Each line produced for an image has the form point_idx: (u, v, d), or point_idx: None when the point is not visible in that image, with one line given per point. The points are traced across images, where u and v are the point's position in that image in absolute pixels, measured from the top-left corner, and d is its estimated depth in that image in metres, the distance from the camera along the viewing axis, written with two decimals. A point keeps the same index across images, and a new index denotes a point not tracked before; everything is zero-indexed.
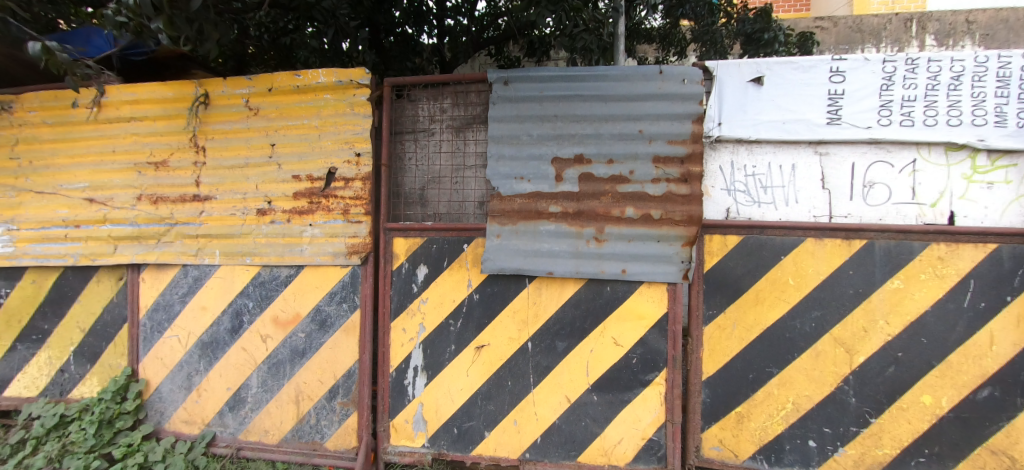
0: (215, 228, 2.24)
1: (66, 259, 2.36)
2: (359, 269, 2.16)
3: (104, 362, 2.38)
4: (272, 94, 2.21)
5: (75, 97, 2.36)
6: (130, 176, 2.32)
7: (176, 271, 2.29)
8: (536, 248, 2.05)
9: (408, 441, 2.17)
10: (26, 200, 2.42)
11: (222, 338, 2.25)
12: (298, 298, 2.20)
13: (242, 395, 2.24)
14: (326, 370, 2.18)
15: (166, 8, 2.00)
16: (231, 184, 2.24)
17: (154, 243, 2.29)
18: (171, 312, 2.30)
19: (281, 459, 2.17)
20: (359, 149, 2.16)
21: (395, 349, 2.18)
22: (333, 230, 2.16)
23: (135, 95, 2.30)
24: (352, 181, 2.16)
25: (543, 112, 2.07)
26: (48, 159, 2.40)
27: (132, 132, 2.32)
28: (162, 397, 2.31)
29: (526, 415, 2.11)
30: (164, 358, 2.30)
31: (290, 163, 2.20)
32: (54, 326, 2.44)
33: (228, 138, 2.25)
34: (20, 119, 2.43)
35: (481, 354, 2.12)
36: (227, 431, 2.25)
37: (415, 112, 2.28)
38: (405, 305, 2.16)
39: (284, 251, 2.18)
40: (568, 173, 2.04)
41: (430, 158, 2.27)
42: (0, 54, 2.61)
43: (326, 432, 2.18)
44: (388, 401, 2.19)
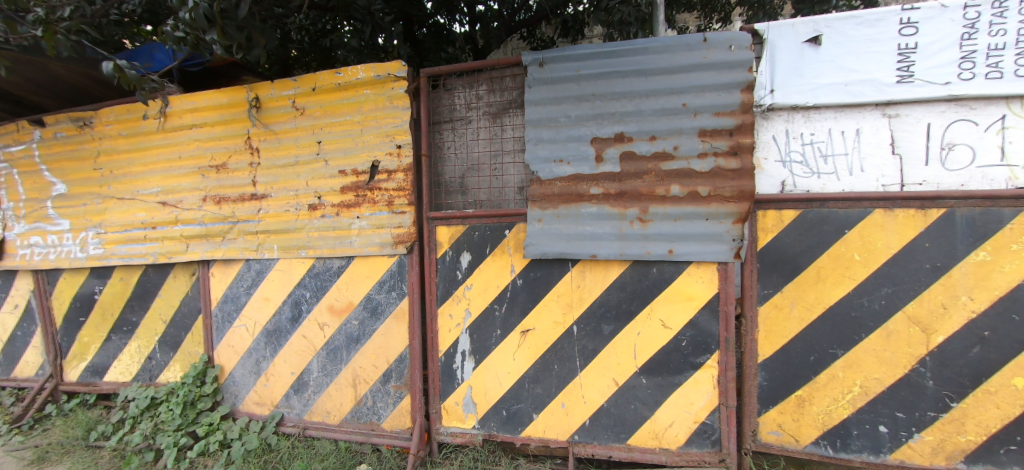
0: (272, 224, 2.38)
1: (147, 257, 2.60)
2: (405, 258, 2.23)
3: (184, 350, 2.61)
4: (316, 93, 2.29)
5: (144, 109, 2.56)
6: (196, 179, 2.51)
7: (240, 265, 2.46)
8: (579, 231, 2.02)
9: (459, 423, 2.24)
10: (110, 206, 2.68)
11: (284, 326, 2.41)
12: (350, 288, 2.31)
13: (305, 379, 2.39)
14: (379, 355, 2.28)
15: (218, 20, 2.12)
16: (284, 182, 2.36)
17: (220, 240, 2.46)
18: (238, 303, 2.48)
19: (343, 438, 2.31)
20: (400, 141, 2.21)
21: (443, 335, 2.24)
22: (380, 221, 2.24)
23: (194, 104, 2.46)
24: (394, 173, 2.22)
25: (581, 91, 2.02)
26: (126, 168, 2.64)
27: (194, 138, 2.50)
28: (235, 381, 2.52)
29: (575, 399, 2.11)
30: (235, 346, 2.50)
31: (336, 158, 2.29)
32: (140, 318, 2.70)
33: (279, 138, 2.37)
34: (100, 133, 2.67)
35: (527, 338, 2.14)
36: (294, 412, 2.42)
37: (451, 101, 2.30)
38: (451, 292, 2.21)
39: (335, 244, 2.29)
40: (609, 152, 1.99)
41: (469, 145, 2.29)
42: (80, 74, 2.88)
43: (382, 414, 2.29)
44: (438, 384, 2.26)
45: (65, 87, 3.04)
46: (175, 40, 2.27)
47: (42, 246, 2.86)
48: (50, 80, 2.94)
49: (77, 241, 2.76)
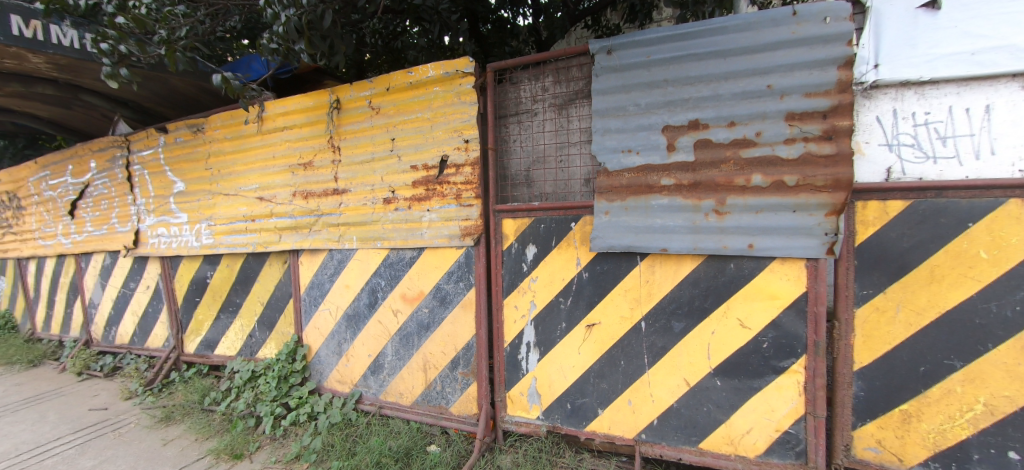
0: (352, 217, 2.56)
1: (248, 246, 2.92)
2: (473, 250, 2.29)
3: (278, 330, 2.91)
4: (390, 93, 2.43)
5: (245, 114, 2.87)
6: (287, 176, 2.76)
7: (324, 254, 2.68)
8: (648, 224, 1.95)
9: (524, 412, 2.27)
10: (219, 201, 3.04)
11: (362, 311, 2.59)
12: (421, 278, 2.42)
13: (380, 361, 2.56)
14: (447, 343, 2.38)
15: (306, 31, 2.31)
16: (362, 178, 2.53)
17: (308, 232, 2.70)
18: (323, 290, 2.71)
19: (414, 419, 2.45)
20: (467, 136, 2.26)
21: (509, 325, 2.28)
22: (449, 214, 2.32)
23: (286, 108, 2.71)
24: (462, 167, 2.28)
25: (652, 78, 1.93)
26: (230, 167, 2.97)
27: (285, 139, 2.75)
28: (320, 360, 2.76)
29: (642, 396, 2.05)
30: (321, 328, 2.73)
31: (408, 154, 2.40)
32: (243, 300, 3.05)
33: (358, 136, 2.53)
34: (210, 137, 3.04)
35: (593, 332, 2.11)
36: (371, 391, 2.60)
37: (517, 94, 2.32)
38: (516, 283, 2.24)
39: (407, 235, 2.41)
40: (682, 141, 1.90)
41: (535, 138, 2.30)
42: (194, 86, 3.29)
43: (450, 398, 2.39)
44: (504, 373, 2.31)
45: (181, 97, 3.49)
46: (270, 51, 2.50)
47: (167, 236, 3.32)
48: (171, 92, 3.39)
49: (193, 232, 3.17)
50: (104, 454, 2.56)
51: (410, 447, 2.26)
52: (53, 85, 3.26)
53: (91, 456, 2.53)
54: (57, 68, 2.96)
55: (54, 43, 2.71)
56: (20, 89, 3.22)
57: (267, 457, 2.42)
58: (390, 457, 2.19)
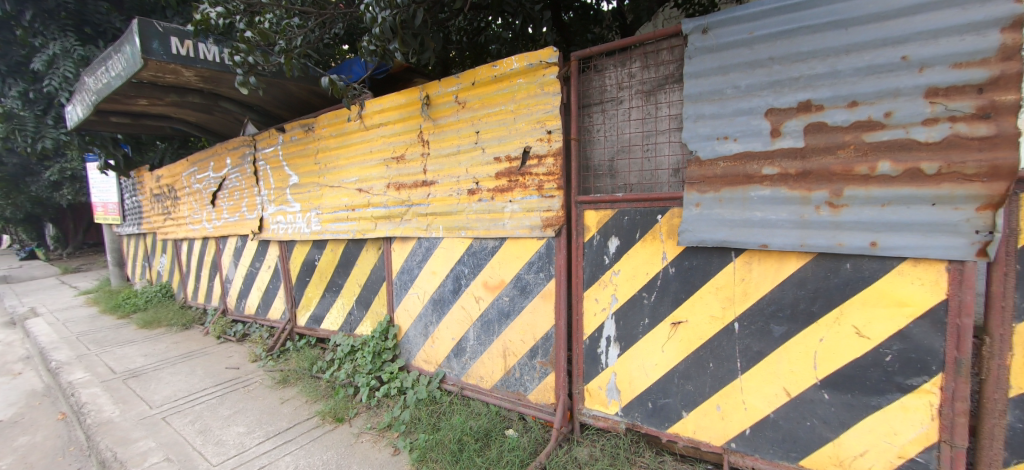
0: (439, 207, 2.70)
1: (349, 233, 3.23)
2: (553, 241, 2.29)
3: (373, 310, 3.19)
4: (475, 87, 2.50)
5: (347, 113, 3.16)
6: (382, 169, 2.99)
7: (414, 242, 2.87)
8: (746, 218, 1.80)
9: (603, 407, 2.24)
10: (325, 192, 3.40)
11: (447, 297, 2.73)
12: (502, 266, 2.48)
13: (463, 345, 2.69)
14: (527, 331, 2.42)
15: (400, 31, 2.47)
16: (449, 170, 2.65)
17: (400, 221, 2.90)
18: (412, 275, 2.91)
19: (493, 402, 2.54)
20: (550, 127, 2.26)
21: (589, 318, 2.25)
22: (531, 205, 2.34)
23: (382, 106, 2.93)
24: (544, 158, 2.29)
25: (755, 57, 1.76)
26: (335, 162, 3.30)
27: (381, 135, 2.98)
28: (409, 339, 2.97)
29: (733, 403, 1.91)
30: (410, 310, 2.94)
31: (492, 146, 2.46)
32: (344, 281, 3.39)
33: (445, 130, 2.65)
34: (319, 134, 3.39)
35: (679, 330, 2.01)
36: (454, 373, 2.75)
37: (602, 82, 2.27)
38: (598, 276, 2.20)
39: (490, 225, 2.48)
40: (789, 125, 1.71)
41: (620, 127, 2.24)
42: (305, 89, 3.69)
43: (528, 386, 2.43)
44: (583, 366, 2.29)
45: (296, 100, 3.94)
46: (369, 53, 2.72)
47: (284, 223, 3.80)
48: (288, 96, 3.84)
49: (304, 219, 3.58)
50: (237, 405, 3.03)
51: (489, 428, 2.35)
52: (200, 95, 3.86)
53: (228, 406, 3.01)
54: (203, 80, 3.51)
55: (202, 58, 3.20)
56: (176, 99, 3.86)
57: (364, 424, 2.67)
58: (471, 436, 2.30)
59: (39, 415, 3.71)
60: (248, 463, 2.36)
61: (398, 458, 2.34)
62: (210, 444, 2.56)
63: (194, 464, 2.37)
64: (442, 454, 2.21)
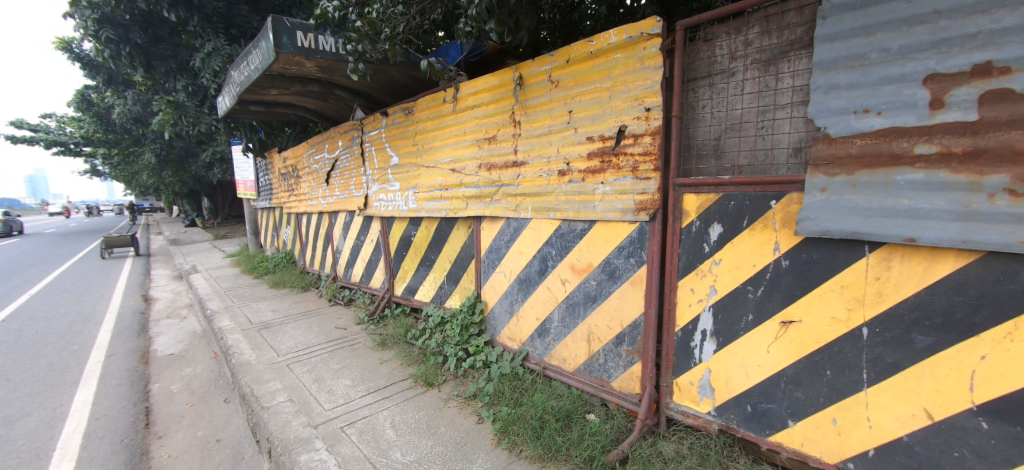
0: (528, 188, 2.71)
1: (442, 211, 3.39)
2: (647, 225, 2.17)
3: (462, 285, 3.34)
4: (569, 64, 2.43)
5: (444, 96, 3.28)
6: (475, 150, 3.07)
7: (502, 222, 2.93)
8: (887, 207, 1.53)
9: (693, 404, 2.11)
10: (422, 172, 3.60)
11: (534, 277, 2.76)
12: (591, 250, 2.42)
13: (547, 326, 2.70)
14: (614, 317, 2.35)
15: (497, 10, 2.48)
16: (540, 150, 2.64)
17: (490, 201, 2.97)
18: (499, 254, 2.97)
19: (576, 386, 2.52)
20: (649, 104, 2.12)
21: (682, 309, 2.11)
22: (624, 187, 2.24)
23: (476, 88, 3.00)
24: (641, 137, 2.16)
25: (913, 11, 1.46)
26: (432, 143, 3.47)
27: (475, 116, 3.05)
28: (495, 316, 3.07)
29: (854, 419, 1.67)
30: (496, 288, 3.03)
31: (584, 125, 2.39)
32: (436, 257, 3.59)
33: (538, 111, 2.63)
34: (418, 117, 3.59)
35: (789, 330, 1.80)
36: (537, 352, 2.78)
37: (711, 52, 2.08)
38: (695, 264, 2.04)
39: (580, 207, 2.43)
40: (957, 94, 1.39)
41: (731, 102, 2.05)
42: (407, 74, 3.92)
43: (613, 373, 2.38)
44: (673, 359, 2.17)
45: (397, 85, 4.21)
46: (466, 35, 2.80)
47: (386, 200, 4.11)
48: (391, 81, 4.11)
49: (403, 198, 3.85)
50: (344, 361, 3.40)
51: (571, 410, 2.35)
52: (318, 84, 4.30)
53: (337, 361, 3.40)
54: (321, 70, 3.89)
55: (321, 49, 3.54)
56: (300, 88, 4.34)
57: (451, 391, 2.84)
58: (552, 415, 2.31)
59: (200, 352, 4.55)
60: (353, 412, 2.65)
61: (482, 426, 2.45)
62: (323, 392, 2.92)
63: (310, 406, 2.73)
64: (524, 429, 2.27)
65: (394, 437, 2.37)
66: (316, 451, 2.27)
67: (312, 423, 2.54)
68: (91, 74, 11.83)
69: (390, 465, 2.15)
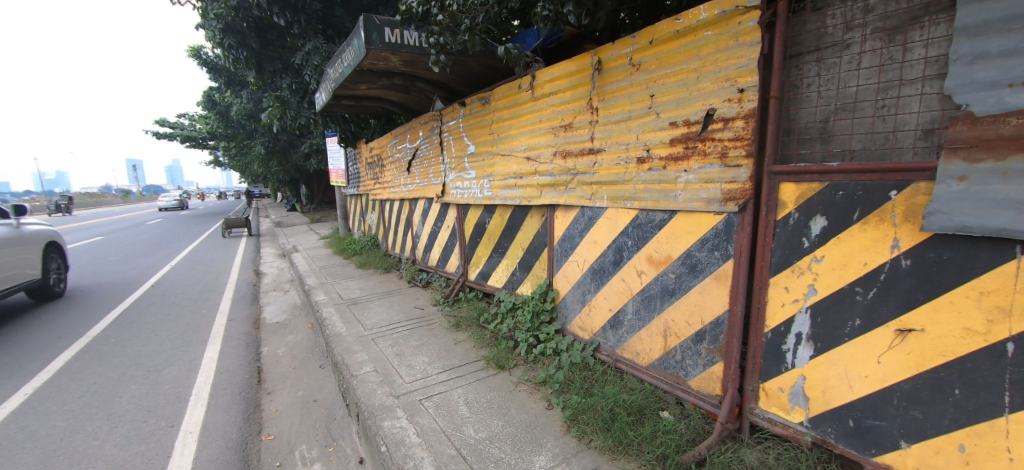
0: (605, 176, 2.64)
1: (516, 199, 3.43)
2: (735, 217, 2.01)
3: (534, 273, 3.37)
4: (653, 45, 2.31)
5: (521, 84, 3.30)
6: (550, 138, 3.06)
7: (577, 211, 2.89)
8: None
9: (782, 412, 1.95)
10: (498, 160, 3.67)
11: (608, 268, 2.70)
12: (670, 241, 2.31)
13: (621, 317, 2.64)
14: (694, 313, 2.23)
15: None
16: (617, 137, 2.55)
17: (564, 189, 2.95)
18: (573, 243, 2.95)
19: (649, 381, 2.45)
20: (744, 84, 1.94)
21: (773, 308, 1.94)
22: (710, 175, 2.09)
23: (553, 75, 2.97)
24: (732, 121, 1.99)
25: None
26: (507, 131, 3.51)
27: (551, 104, 3.03)
28: (566, 305, 3.06)
29: (990, 448, 1.42)
30: (569, 277, 3.01)
31: (667, 110, 2.27)
32: (509, 244, 3.66)
33: (616, 96, 2.54)
34: (494, 106, 3.65)
35: (906, 340, 1.58)
36: (609, 344, 2.74)
37: (821, 23, 1.87)
38: (791, 261, 1.86)
39: (660, 197, 2.32)
40: None
41: (843, 79, 1.84)
42: (485, 64, 4.00)
43: (690, 371, 2.27)
44: (760, 362, 2.01)
45: (475, 75, 4.31)
46: (543, 19, 2.79)
47: (462, 188, 4.26)
48: (469, 72, 4.22)
49: (479, 186, 3.95)
50: (422, 339, 3.62)
51: (643, 405, 2.29)
52: (402, 77, 4.54)
53: (416, 339, 3.63)
54: (405, 63, 4.10)
55: (406, 43, 3.72)
56: (386, 82, 4.63)
57: (522, 375, 2.91)
58: (623, 409, 2.27)
59: (300, 322, 5.12)
60: (430, 387, 2.82)
61: (552, 412, 2.48)
62: (404, 365, 3.14)
63: (392, 378, 2.95)
64: (594, 419, 2.25)
65: (467, 414, 2.49)
66: (398, 419, 2.46)
67: (394, 393, 2.75)
68: (215, 77, 13.64)
69: (464, 439, 2.26)
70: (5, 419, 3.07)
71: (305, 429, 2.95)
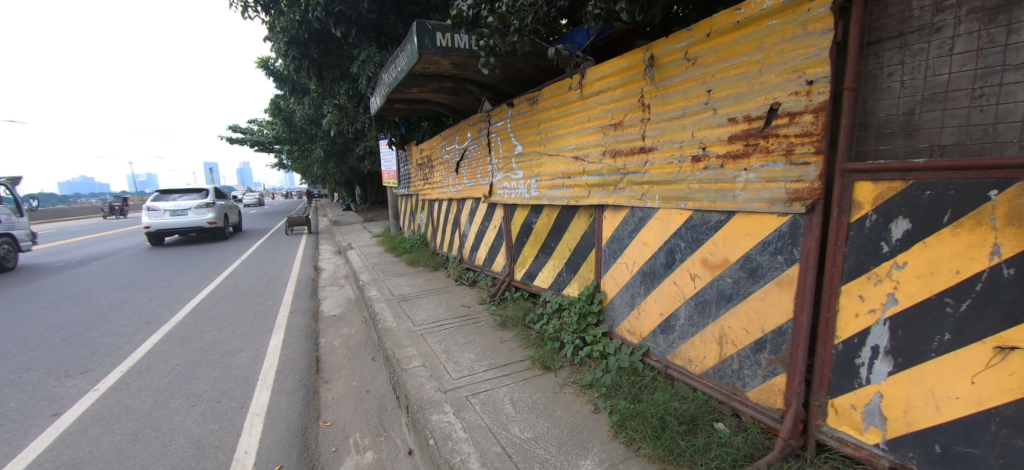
0: (657, 176, 2.55)
1: (563, 199, 3.40)
2: (802, 218, 1.87)
3: (581, 274, 3.33)
4: (710, 38, 2.21)
5: (570, 83, 3.27)
6: (599, 137, 3.00)
7: (626, 211, 2.82)
8: None
9: (854, 431, 1.79)
10: (545, 160, 3.65)
11: (658, 270, 2.61)
12: (728, 244, 2.19)
13: (672, 322, 2.54)
14: (753, 320, 2.10)
15: None
16: (671, 135, 2.46)
17: (614, 189, 2.88)
18: (622, 244, 2.88)
19: (702, 390, 2.34)
20: (813, 76, 1.81)
21: (845, 318, 1.78)
22: (773, 174, 1.97)
23: (603, 73, 2.91)
24: (799, 116, 1.86)
25: None
26: (555, 131, 3.49)
27: (600, 102, 2.97)
28: (614, 307, 2.99)
29: None
30: (617, 279, 2.95)
31: (726, 106, 2.16)
32: (556, 245, 3.64)
33: (670, 92, 2.45)
34: (542, 106, 3.64)
35: (1008, 359, 1.39)
36: (659, 349, 2.64)
37: (905, 5, 1.70)
38: (867, 267, 1.70)
39: (716, 197, 2.21)
40: None
41: (932, 66, 1.67)
42: (533, 65, 4.00)
43: (749, 382, 2.14)
44: (829, 376, 1.86)
45: (524, 76, 4.33)
46: (593, 18, 2.75)
47: (509, 189, 4.28)
48: (518, 73, 4.24)
49: (526, 186, 3.96)
50: (469, 337, 3.68)
51: (696, 415, 2.18)
52: (452, 80, 4.65)
53: (463, 336, 3.69)
54: (456, 67, 4.19)
55: (456, 47, 3.80)
56: (436, 85, 4.75)
57: (568, 377, 2.87)
58: (674, 417, 2.18)
59: (354, 316, 5.38)
60: (476, 384, 2.86)
61: (598, 416, 2.43)
62: (451, 362, 3.21)
63: (440, 374, 3.02)
64: (643, 426, 2.18)
65: (513, 413, 2.50)
66: (445, 414, 2.52)
67: (441, 388, 2.82)
68: (281, 85, 14.66)
69: (510, 438, 2.27)
70: (105, 393, 3.47)
71: (359, 418, 3.09)
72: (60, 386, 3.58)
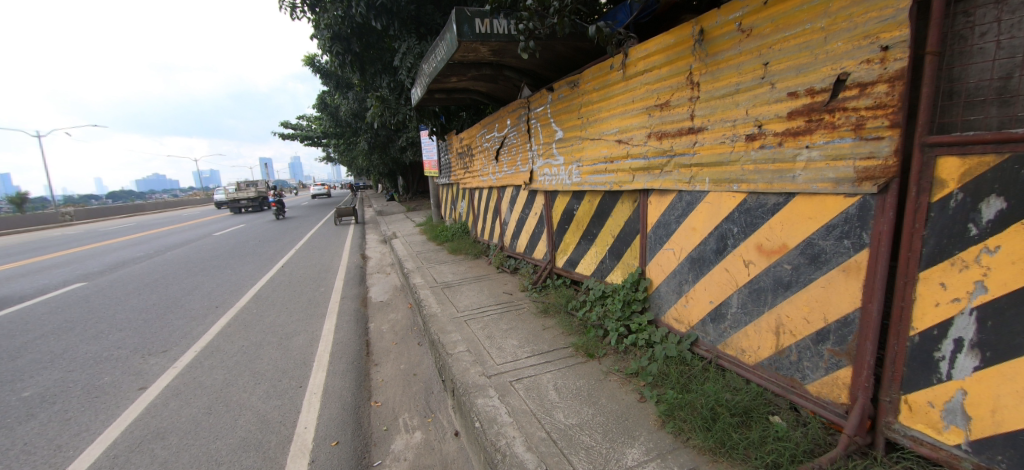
0: (706, 157, 2.42)
1: (606, 185, 3.32)
2: (874, 199, 1.72)
3: (625, 261, 3.25)
4: (768, 7, 2.05)
5: (613, 64, 3.16)
6: (644, 119, 2.89)
7: (673, 196, 2.70)
8: None
9: (930, 430, 1.65)
10: (587, 145, 3.57)
11: (709, 257, 2.49)
12: (786, 228, 2.05)
13: (723, 311, 2.44)
14: (814, 309, 1.97)
15: None
16: (722, 113, 2.32)
17: (660, 173, 2.77)
18: (669, 230, 2.77)
19: (757, 381, 2.24)
20: (888, 41, 1.63)
21: (924, 308, 1.63)
22: (839, 151, 1.81)
23: (647, 51, 2.78)
24: (872, 86, 1.70)
25: None
26: (598, 114, 3.40)
27: (645, 82, 2.85)
28: (660, 295, 2.90)
29: None
30: (663, 266, 2.85)
31: (785, 79, 2.00)
32: (598, 231, 3.57)
33: (721, 67, 2.30)
34: (584, 88, 3.54)
35: None
36: (709, 338, 2.55)
37: None
38: (950, 252, 1.54)
39: (773, 178, 2.07)
40: None
41: None
42: (573, 46, 3.89)
43: (809, 375, 2.02)
44: (903, 370, 1.71)
45: (563, 58, 4.22)
46: None
47: (550, 175, 4.23)
48: (557, 56, 4.15)
49: (567, 171, 3.90)
50: (511, 323, 3.71)
51: (749, 407, 2.10)
52: (490, 67, 4.63)
53: (505, 323, 3.73)
54: (494, 53, 4.16)
55: (495, 32, 3.76)
56: (475, 73, 4.75)
57: (612, 365, 2.84)
58: (726, 409, 2.10)
59: (400, 302, 5.58)
60: (520, 370, 2.89)
61: (645, 405, 2.39)
62: (495, 348, 3.25)
63: (484, 359, 3.07)
64: (692, 417, 2.12)
65: (557, 399, 2.50)
66: (490, 398, 2.56)
67: (485, 373, 2.86)
68: (327, 81, 15.32)
69: (554, 424, 2.28)
70: (182, 370, 3.81)
71: (408, 399, 3.22)
72: (145, 363, 3.97)
